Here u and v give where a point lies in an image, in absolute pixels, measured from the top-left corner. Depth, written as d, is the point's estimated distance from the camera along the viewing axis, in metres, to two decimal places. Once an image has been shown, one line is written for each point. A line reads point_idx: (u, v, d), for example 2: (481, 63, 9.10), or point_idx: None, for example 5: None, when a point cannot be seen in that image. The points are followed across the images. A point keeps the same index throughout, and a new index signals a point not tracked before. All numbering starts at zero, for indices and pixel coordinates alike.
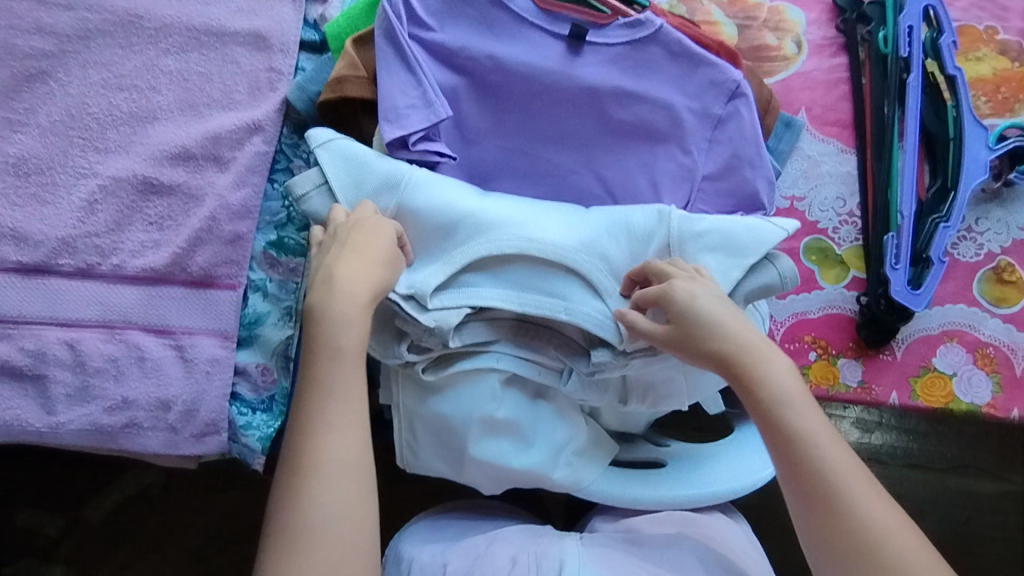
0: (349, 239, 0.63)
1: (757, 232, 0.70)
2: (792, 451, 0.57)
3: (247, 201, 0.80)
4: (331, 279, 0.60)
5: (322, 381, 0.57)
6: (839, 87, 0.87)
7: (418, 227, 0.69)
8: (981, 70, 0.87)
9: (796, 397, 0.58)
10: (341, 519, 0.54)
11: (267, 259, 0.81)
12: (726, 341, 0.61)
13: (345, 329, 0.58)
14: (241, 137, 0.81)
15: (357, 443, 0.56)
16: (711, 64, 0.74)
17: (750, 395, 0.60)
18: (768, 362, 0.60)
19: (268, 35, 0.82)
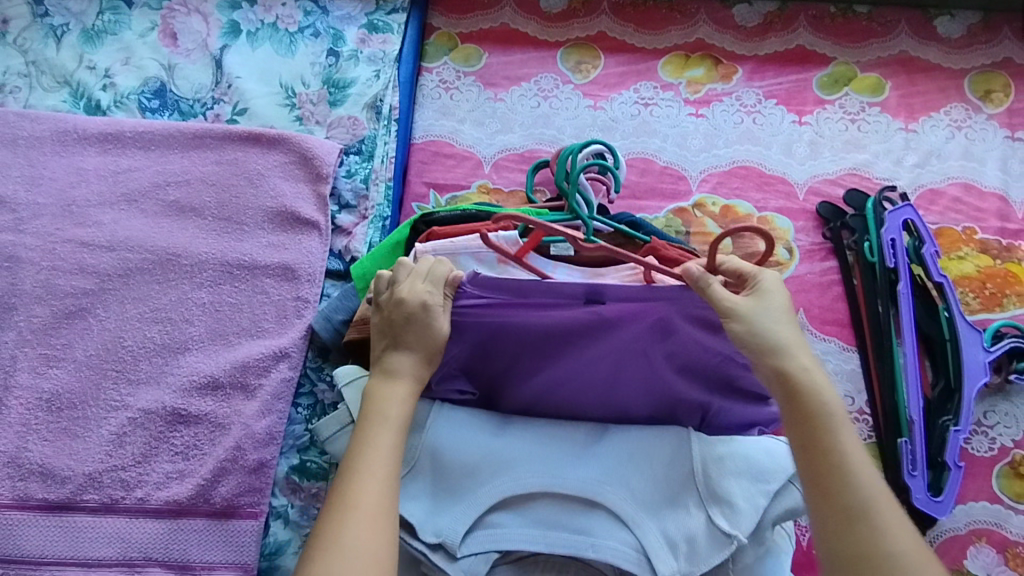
0: (403, 330, 0.67)
1: (779, 457, 0.71)
2: (865, 524, 0.54)
3: (272, 428, 0.82)
4: (394, 372, 0.66)
5: (370, 442, 0.62)
6: (833, 288, 0.92)
7: (442, 467, 0.70)
8: (965, 268, 0.92)
9: (871, 474, 0.56)
10: (369, 540, 0.56)
11: (289, 485, 0.83)
12: (806, 396, 0.59)
13: (394, 401, 0.65)
14: (268, 364, 0.84)
15: (389, 481, 0.60)
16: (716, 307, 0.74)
17: (825, 447, 0.57)
18: (846, 435, 0.58)
19: (296, 267, 0.88)
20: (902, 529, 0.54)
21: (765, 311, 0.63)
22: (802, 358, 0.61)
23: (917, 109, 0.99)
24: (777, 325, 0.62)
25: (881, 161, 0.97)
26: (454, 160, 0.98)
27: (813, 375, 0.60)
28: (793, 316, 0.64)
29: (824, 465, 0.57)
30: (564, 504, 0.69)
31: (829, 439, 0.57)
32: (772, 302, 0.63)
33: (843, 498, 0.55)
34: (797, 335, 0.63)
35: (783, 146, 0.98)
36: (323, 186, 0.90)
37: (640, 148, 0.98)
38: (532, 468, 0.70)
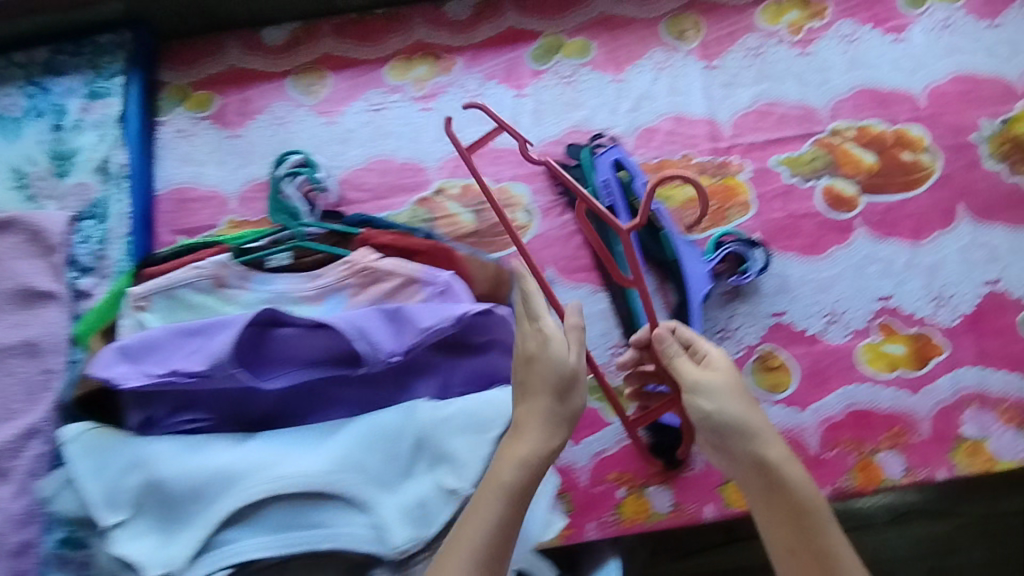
0: (526, 374, 0.71)
1: (498, 405, 0.76)
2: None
3: (30, 507, 0.80)
4: (521, 425, 0.69)
5: (481, 498, 0.67)
6: (574, 239, 0.97)
7: (169, 497, 0.71)
8: (688, 193, 0.99)
9: (846, 554, 0.68)
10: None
11: (58, 560, 0.78)
12: (789, 491, 0.70)
13: (504, 462, 0.68)
14: (17, 445, 0.82)
15: (489, 552, 0.64)
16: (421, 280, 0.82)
17: (804, 535, 0.69)
18: (822, 525, 0.69)
19: (39, 341, 0.87)
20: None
21: (722, 391, 0.74)
22: (769, 453, 0.71)
23: (623, 60, 1.06)
24: (744, 412, 0.73)
25: (599, 113, 1.03)
26: (199, 202, 1.01)
27: (788, 460, 0.71)
28: (744, 398, 0.74)
29: (810, 553, 0.68)
30: (295, 502, 0.71)
31: (812, 530, 0.69)
32: (728, 382, 0.75)
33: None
34: (768, 428, 0.73)
35: (509, 120, 1.04)
36: (56, 256, 0.91)
37: (378, 151, 1.03)
38: (262, 476, 0.72)
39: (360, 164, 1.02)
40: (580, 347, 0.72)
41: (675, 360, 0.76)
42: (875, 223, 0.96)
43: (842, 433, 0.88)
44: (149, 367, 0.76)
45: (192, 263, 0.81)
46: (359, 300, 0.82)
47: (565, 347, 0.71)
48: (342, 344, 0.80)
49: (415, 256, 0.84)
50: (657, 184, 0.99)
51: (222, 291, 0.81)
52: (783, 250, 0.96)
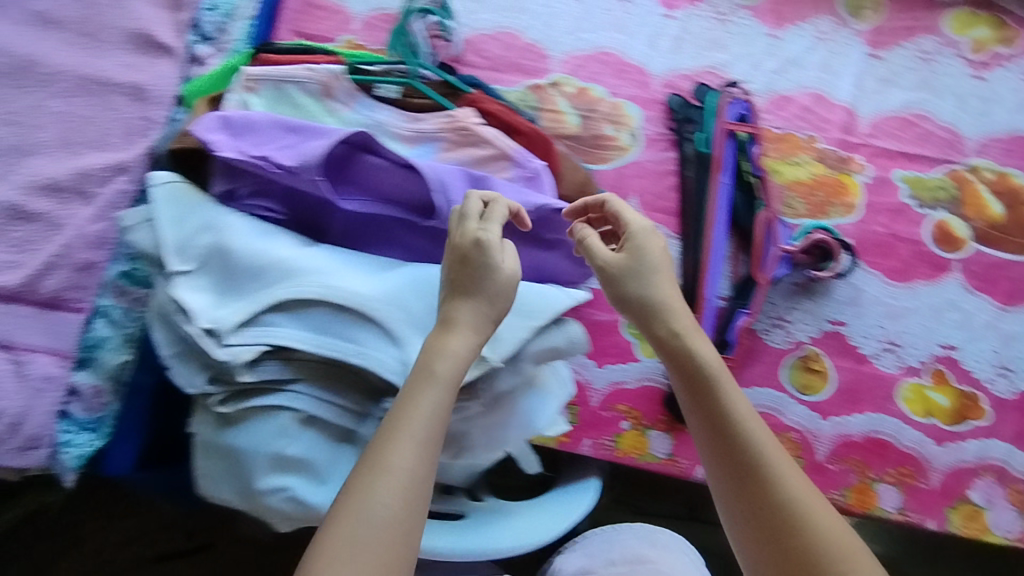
0: (457, 273, 0.67)
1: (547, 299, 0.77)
2: (753, 475, 0.58)
3: (104, 233, 0.88)
4: (453, 321, 0.65)
5: (412, 399, 0.60)
6: (668, 179, 0.95)
7: (233, 267, 0.75)
8: (799, 174, 0.94)
9: (749, 419, 0.61)
10: (397, 505, 0.55)
11: (116, 288, 0.89)
12: (691, 361, 0.64)
13: (442, 358, 0.62)
14: (110, 176, 0.89)
15: (428, 445, 0.58)
16: (514, 160, 0.81)
17: (712, 413, 0.62)
18: (726, 388, 0.62)
19: (147, 88, 0.91)
20: (787, 471, 0.58)
21: (637, 265, 0.68)
22: (695, 348, 0.64)
23: (786, 17, 0.99)
24: (652, 285, 0.67)
25: (739, 63, 0.98)
26: (325, 12, 1.00)
27: (709, 347, 0.65)
28: (665, 276, 0.68)
29: (709, 418, 0.61)
30: (337, 313, 0.74)
31: (711, 396, 0.62)
32: (647, 256, 0.68)
33: (731, 448, 0.60)
34: (684, 314, 0.67)
35: (647, 38, 0.99)
36: (182, 15, 0.93)
37: (508, 23, 1.00)
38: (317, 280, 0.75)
39: (486, 30, 0.99)
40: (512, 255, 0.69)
41: (590, 237, 0.70)
42: (974, 272, 0.92)
43: (853, 453, 0.87)
44: (247, 143, 0.78)
45: (308, 64, 0.82)
46: (450, 156, 0.82)
47: (501, 255, 0.68)
48: (421, 189, 0.80)
49: (513, 134, 0.83)
50: (772, 156, 0.95)
51: (327, 100, 0.82)
52: (870, 265, 0.92)
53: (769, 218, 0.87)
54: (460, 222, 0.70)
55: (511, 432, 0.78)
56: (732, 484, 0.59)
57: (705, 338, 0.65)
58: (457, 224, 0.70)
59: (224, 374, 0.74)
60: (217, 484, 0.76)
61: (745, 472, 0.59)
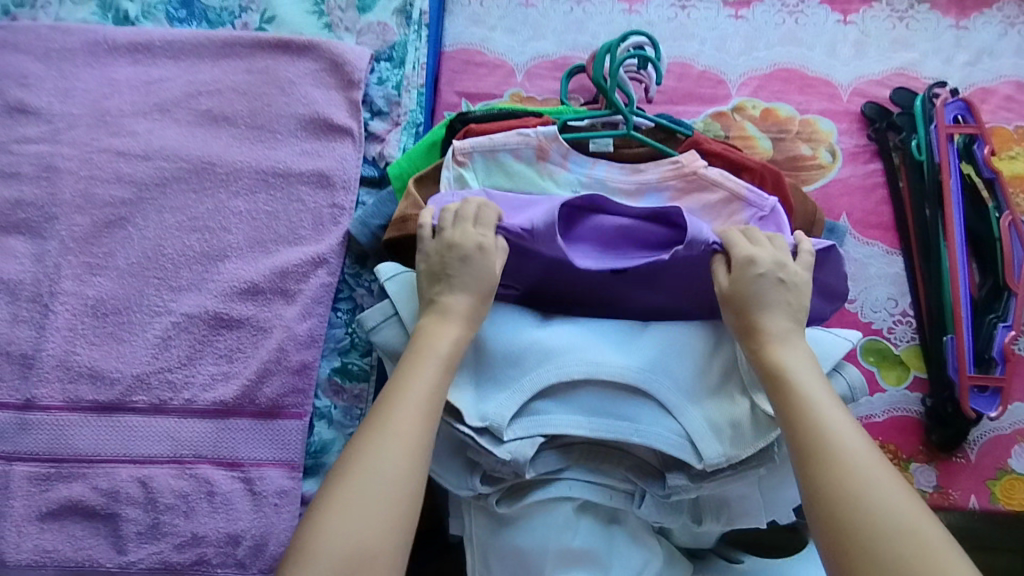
0: (443, 262, 0.68)
1: (823, 344, 0.71)
2: (819, 460, 0.55)
3: (313, 330, 0.83)
4: (445, 306, 0.66)
5: (412, 374, 0.61)
6: (877, 192, 0.90)
7: (488, 357, 0.70)
8: (1016, 168, 0.89)
9: (837, 419, 0.58)
10: (389, 480, 0.55)
11: (332, 386, 0.84)
12: (769, 364, 0.63)
13: (444, 338, 0.64)
14: (307, 270, 0.85)
15: (422, 421, 0.59)
16: (749, 201, 0.76)
17: (788, 411, 0.60)
18: (811, 391, 0.60)
19: (331, 174, 0.87)
20: (854, 455, 0.55)
21: (753, 295, 0.66)
22: (782, 356, 0.63)
23: (968, 6, 0.94)
24: (769, 310, 0.66)
25: (930, 60, 0.93)
26: (485, 68, 0.96)
27: (789, 353, 0.63)
28: (771, 281, 0.67)
29: (789, 417, 0.59)
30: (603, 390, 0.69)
31: (790, 396, 0.60)
32: (760, 283, 0.66)
33: (812, 443, 0.57)
34: (782, 326, 0.65)
35: (826, 47, 0.94)
36: (355, 92, 0.89)
37: (678, 52, 0.95)
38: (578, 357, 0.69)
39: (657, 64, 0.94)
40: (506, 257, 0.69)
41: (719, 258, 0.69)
42: None
43: None
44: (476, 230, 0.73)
45: (518, 128, 0.78)
46: (677, 205, 0.78)
47: (483, 241, 0.69)
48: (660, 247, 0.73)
49: (741, 172, 0.79)
50: None
51: (541, 165, 0.78)
52: None
53: (1012, 221, 0.82)
54: (455, 223, 0.70)
55: (792, 489, 0.73)
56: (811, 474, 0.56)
57: (804, 349, 0.64)
58: (455, 225, 0.69)
59: (497, 472, 0.69)
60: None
61: (808, 467, 0.56)
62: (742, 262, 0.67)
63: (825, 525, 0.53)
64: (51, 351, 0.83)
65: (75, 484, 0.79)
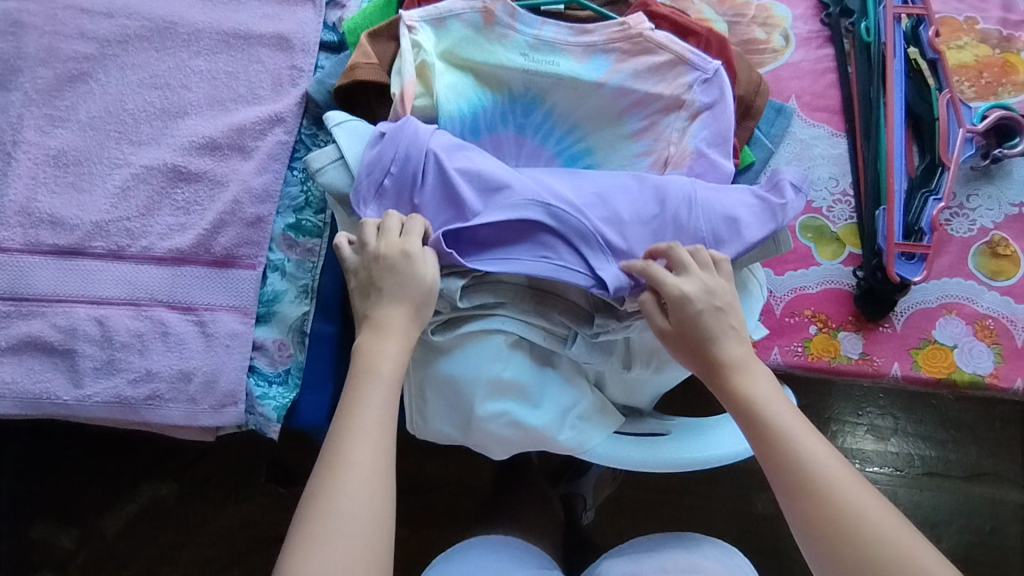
0: (376, 274, 0.68)
1: (750, 207, 0.74)
2: (803, 493, 0.60)
3: (269, 186, 0.86)
4: (381, 323, 0.67)
5: (360, 403, 0.64)
6: (825, 77, 0.92)
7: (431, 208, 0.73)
8: (963, 57, 0.91)
9: (803, 436, 0.63)
10: (361, 504, 0.60)
11: (286, 241, 0.86)
12: (741, 402, 0.65)
13: (385, 358, 0.66)
14: (264, 128, 0.87)
15: (382, 442, 0.63)
16: (691, 64, 0.79)
17: (763, 446, 0.63)
18: (779, 413, 0.64)
19: (291, 37, 0.89)
20: (829, 471, 0.61)
21: (695, 328, 0.67)
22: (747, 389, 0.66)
23: None
24: (720, 341, 0.67)
25: None
26: None
27: (748, 375, 0.66)
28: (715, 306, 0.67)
29: (767, 449, 0.63)
30: (530, 226, 0.72)
31: (765, 425, 0.64)
32: (704, 321, 0.67)
33: (790, 472, 0.61)
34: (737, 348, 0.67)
35: None
36: None
37: None
38: (514, 193, 0.72)
39: None
40: (432, 262, 0.68)
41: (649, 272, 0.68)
42: None
43: None
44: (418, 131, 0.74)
45: None
46: (623, 67, 0.80)
47: (418, 260, 0.68)
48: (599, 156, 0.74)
49: (686, 38, 0.80)
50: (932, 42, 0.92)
51: (490, 28, 0.79)
52: None
53: (951, 99, 0.84)
54: (381, 236, 0.69)
55: None
56: (803, 511, 0.60)
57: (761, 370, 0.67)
58: (379, 238, 0.69)
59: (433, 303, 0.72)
60: (428, 417, 0.74)
61: (798, 498, 0.61)
62: (675, 301, 0.67)
63: (815, 539, 0.59)
64: (12, 197, 0.85)
65: (33, 321, 0.82)
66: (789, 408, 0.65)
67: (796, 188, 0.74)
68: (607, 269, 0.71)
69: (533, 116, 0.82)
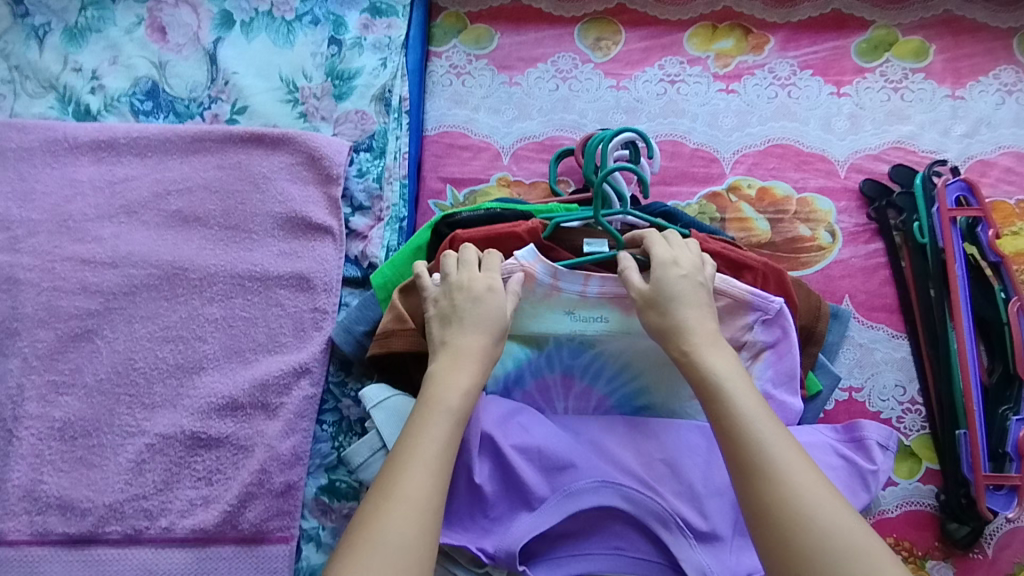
0: (455, 306, 0.65)
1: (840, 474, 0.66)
2: (744, 455, 0.54)
3: (297, 448, 0.78)
4: (458, 354, 0.62)
5: (420, 438, 0.56)
6: (879, 273, 0.87)
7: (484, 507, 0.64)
8: (1021, 244, 0.86)
9: (765, 424, 0.55)
10: (409, 536, 0.50)
11: (319, 506, 0.79)
12: (698, 372, 0.60)
13: (451, 388, 0.59)
14: (288, 381, 0.80)
15: (442, 474, 0.54)
16: (752, 305, 0.71)
17: (717, 414, 0.57)
18: (738, 391, 0.58)
19: (311, 276, 0.83)
20: (786, 464, 0.53)
21: (666, 295, 0.64)
22: (709, 360, 0.60)
23: (964, 73, 0.92)
24: (683, 308, 0.63)
25: (926, 132, 0.90)
26: (470, 152, 0.92)
27: (715, 358, 0.60)
28: (693, 292, 0.65)
29: (722, 431, 0.56)
30: (600, 514, 0.64)
31: (718, 404, 0.57)
32: (671, 280, 0.65)
33: (745, 456, 0.54)
34: (707, 329, 0.63)
35: (821, 121, 0.92)
36: (334, 187, 0.85)
37: (669, 130, 0.92)
38: (579, 476, 0.64)
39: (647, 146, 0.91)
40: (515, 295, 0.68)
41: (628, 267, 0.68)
42: None
43: None
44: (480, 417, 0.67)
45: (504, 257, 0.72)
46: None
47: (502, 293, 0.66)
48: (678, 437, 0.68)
49: (743, 272, 0.74)
50: None
51: (533, 291, 0.72)
52: None
53: (1022, 306, 0.79)
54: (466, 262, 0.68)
55: None
56: (746, 494, 0.53)
57: (723, 348, 0.61)
58: (459, 268, 0.68)
59: None
60: None
61: (742, 470, 0.54)
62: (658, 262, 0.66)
63: (767, 548, 0.51)
64: (17, 481, 0.77)
65: None
66: (756, 400, 0.57)
67: (885, 447, 0.67)
68: (691, 560, 0.62)
69: (583, 364, 0.74)
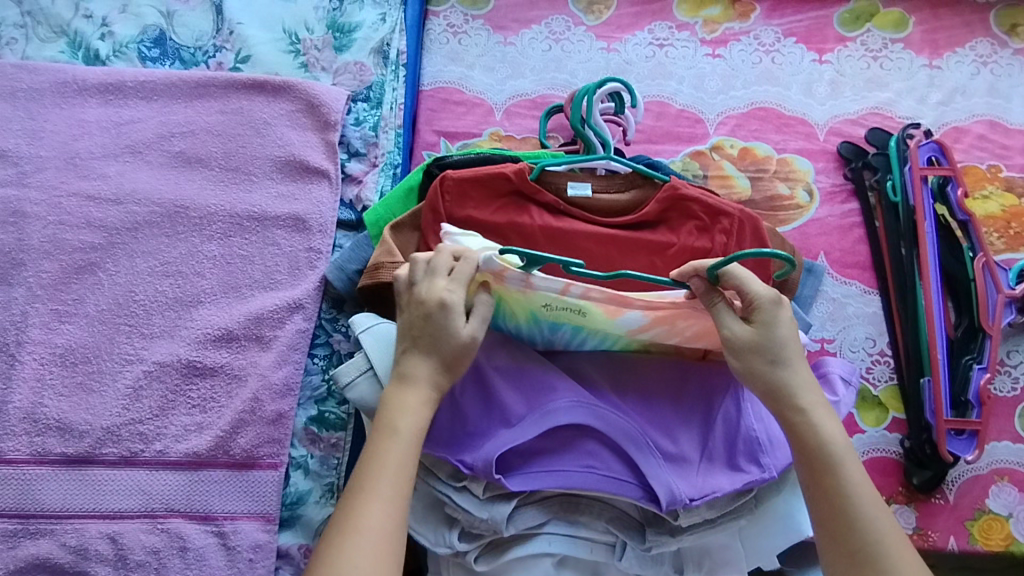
0: (416, 324, 0.63)
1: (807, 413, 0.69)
2: (847, 526, 0.55)
3: (289, 379, 0.82)
4: (412, 375, 0.61)
5: (371, 466, 0.57)
6: (853, 232, 0.90)
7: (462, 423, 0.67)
8: (990, 208, 0.89)
9: (873, 508, 0.55)
10: (368, 568, 0.53)
11: (308, 436, 0.82)
12: (810, 438, 0.58)
13: (401, 413, 0.60)
14: (282, 316, 0.83)
15: (397, 501, 0.56)
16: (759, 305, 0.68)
17: (823, 480, 0.57)
18: (848, 469, 0.57)
19: (307, 218, 0.86)
20: (888, 545, 0.54)
21: (773, 349, 0.61)
22: (816, 426, 0.59)
23: (941, 45, 0.96)
24: (786, 365, 0.61)
25: (903, 99, 0.94)
26: (464, 107, 0.95)
27: (823, 426, 0.59)
28: (795, 349, 0.61)
29: (825, 502, 0.56)
30: (574, 433, 0.68)
31: (829, 477, 0.57)
32: (776, 333, 0.61)
33: (849, 536, 0.55)
34: (812, 391, 0.61)
35: (802, 87, 0.95)
36: (331, 134, 0.89)
37: (656, 91, 0.95)
38: (556, 397, 0.67)
39: None
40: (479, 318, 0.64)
41: (723, 312, 0.62)
42: None
43: None
44: None
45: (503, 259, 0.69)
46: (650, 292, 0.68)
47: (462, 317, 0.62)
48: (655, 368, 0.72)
49: (719, 218, 0.77)
50: None
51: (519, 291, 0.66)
52: None
53: (987, 263, 0.83)
54: (427, 276, 0.64)
55: (776, 538, 0.71)
56: (841, 560, 0.55)
57: (831, 415, 0.60)
58: (425, 276, 0.64)
59: (474, 528, 0.67)
60: None
61: (839, 537, 0.55)
62: (762, 310, 0.61)
63: None
64: (18, 404, 0.79)
65: (42, 541, 0.75)
66: (862, 474, 0.57)
67: (848, 381, 0.71)
68: (658, 478, 0.65)
69: (561, 331, 0.70)
